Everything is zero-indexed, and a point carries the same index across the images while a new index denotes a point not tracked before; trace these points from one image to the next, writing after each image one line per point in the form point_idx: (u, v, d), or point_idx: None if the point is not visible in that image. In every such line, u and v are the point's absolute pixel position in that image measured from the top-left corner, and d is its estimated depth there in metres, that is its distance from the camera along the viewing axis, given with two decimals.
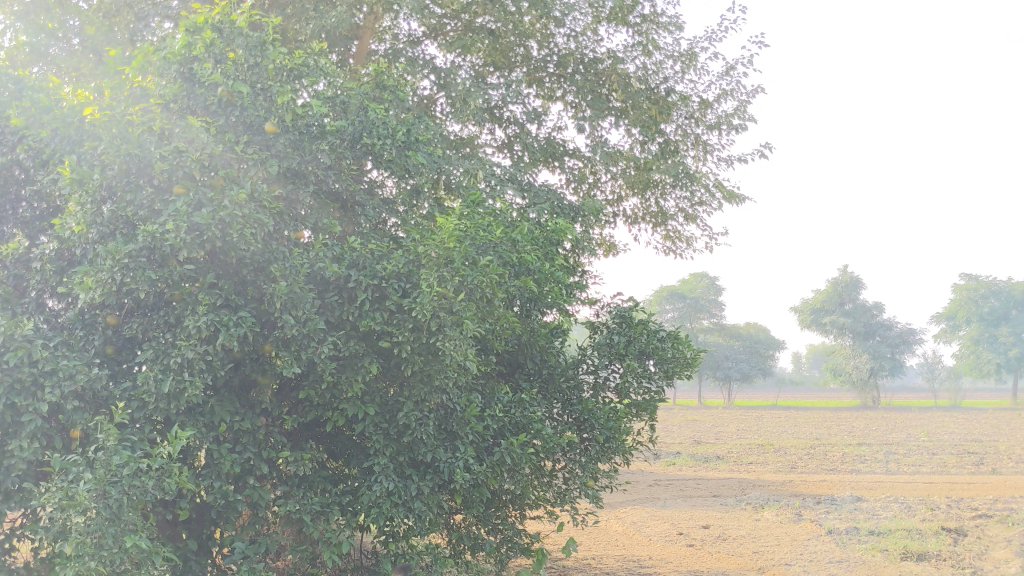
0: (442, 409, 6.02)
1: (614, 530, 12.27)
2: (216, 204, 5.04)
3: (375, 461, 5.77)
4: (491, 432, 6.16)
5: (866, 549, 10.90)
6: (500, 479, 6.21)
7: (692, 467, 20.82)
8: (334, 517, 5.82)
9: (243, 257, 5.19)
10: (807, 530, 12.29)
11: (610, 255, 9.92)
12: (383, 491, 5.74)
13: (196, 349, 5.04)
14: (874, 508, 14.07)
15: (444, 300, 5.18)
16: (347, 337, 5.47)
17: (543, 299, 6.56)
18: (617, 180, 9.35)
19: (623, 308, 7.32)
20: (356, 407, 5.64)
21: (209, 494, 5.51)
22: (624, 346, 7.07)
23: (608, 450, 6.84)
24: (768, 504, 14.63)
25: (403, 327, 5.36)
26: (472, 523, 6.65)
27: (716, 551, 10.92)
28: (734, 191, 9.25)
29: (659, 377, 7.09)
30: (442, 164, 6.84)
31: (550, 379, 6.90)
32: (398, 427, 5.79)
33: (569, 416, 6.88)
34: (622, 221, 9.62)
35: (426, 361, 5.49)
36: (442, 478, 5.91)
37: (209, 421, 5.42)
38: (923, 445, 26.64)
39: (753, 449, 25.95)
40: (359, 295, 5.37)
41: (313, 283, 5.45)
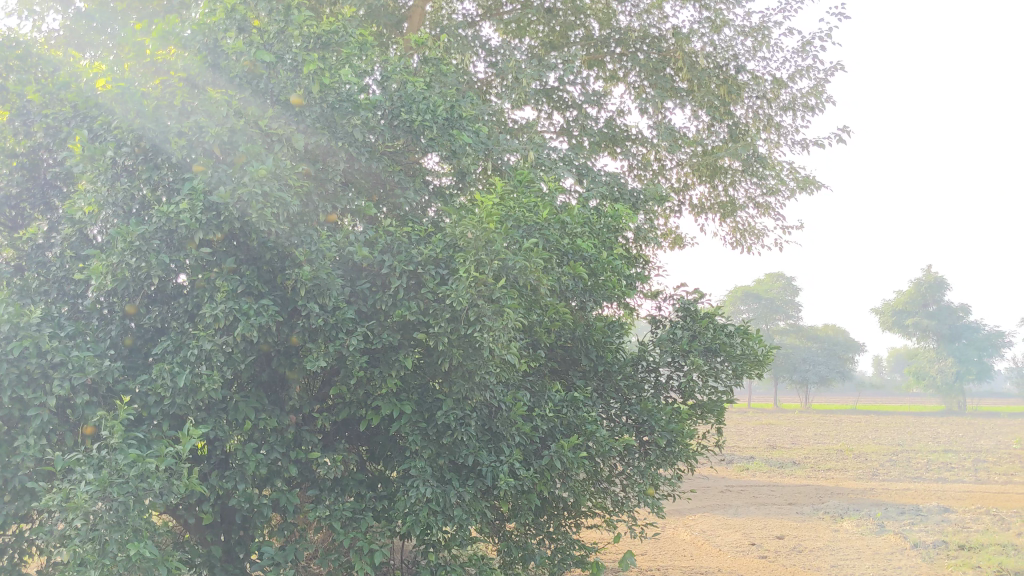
0: (486, 408, 5.52)
1: (681, 539, 11.68)
2: (236, 181, 4.66)
3: (411, 464, 5.29)
4: (540, 434, 5.66)
5: (956, 565, 10.06)
6: (550, 485, 5.69)
7: (766, 473, 19.99)
8: (368, 524, 5.38)
9: (267, 241, 4.80)
10: (890, 544, 11.46)
11: (676, 248, 9.33)
12: (420, 498, 5.26)
13: (214, 340, 4.69)
14: (963, 520, 13.14)
15: (483, 287, 4.68)
16: (380, 328, 5.02)
17: (598, 290, 5.99)
18: (683, 166, 8.73)
19: (686, 300, 6.71)
20: (391, 405, 5.18)
21: (234, 497, 5.15)
22: (688, 342, 6.46)
23: (670, 455, 6.27)
24: (848, 514, 13.79)
25: (439, 316, 4.88)
26: (522, 532, 6.12)
27: (790, 564, 10.22)
28: (810, 177, 8.52)
29: (727, 376, 6.48)
30: (490, 145, 6.38)
31: (607, 377, 6.32)
32: (436, 427, 5.31)
33: (627, 417, 6.30)
34: (688, 210, 8.99)
35: (465, 355, 5.00)
36: (485, 484, 5.41)
37: (233, 418, 5.06)
38: (1014, 454, 25.17)
39: (831, 455, 24.91)
40: (393, 282, 4.91)
41: (343, 269, 5.02)
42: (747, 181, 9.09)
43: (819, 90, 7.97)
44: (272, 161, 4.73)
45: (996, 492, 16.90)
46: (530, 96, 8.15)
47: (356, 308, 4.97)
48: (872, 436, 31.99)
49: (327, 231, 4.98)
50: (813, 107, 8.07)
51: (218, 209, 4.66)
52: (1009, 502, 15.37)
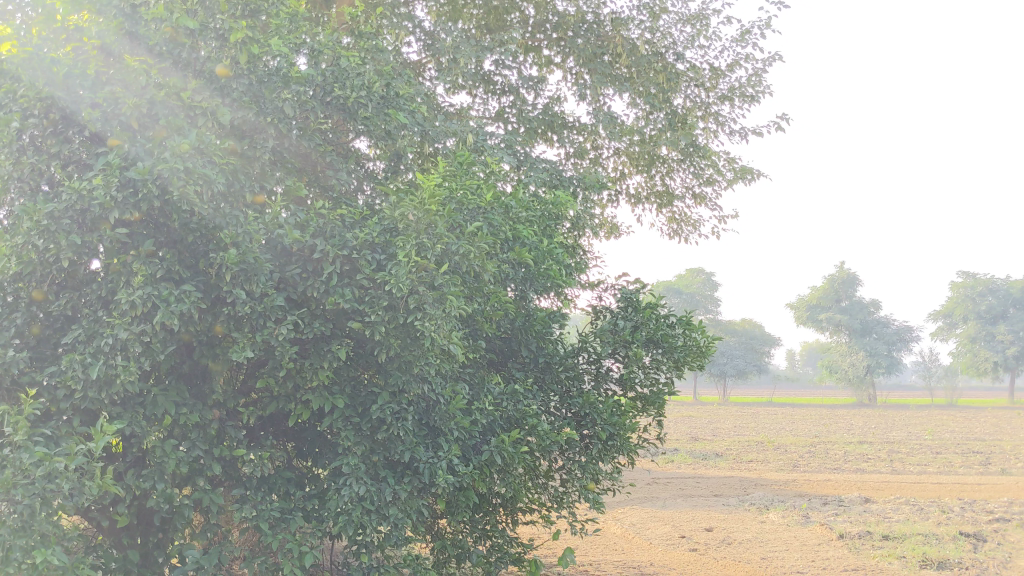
0: (424, 401, 5.27)
1: (612, 533, 11.57)
2: (155, 157, 4.33)
3: (345, 462, 5.01)
4: (479, 428, 5.41)
5: (882, 555, 10.17)
6: (489, 481, 5.46)
7: (690, 465, 20.10)
8: (296, 525, 5.08)
9: (189, 222, 4.46)
10: (816, 534, 11.56)
11: (611, 238, 9.20)
12: (353, 496, 4.99)
13: (130, 329, 4.34)
14: (885, 510, 13.37)
15: (424, 274, 4.43)
16: (311, 317, 4.72)
17: (539, 279, 5.79)
18: (620, 154, 8.57)
19: (627, 290, 6.54)
20: (322, 398, 4.89)
21: (151, 498, 4.79)
22: (630, 333, 6.28)
23: (611, 449, 6.06)
24: (773, 505, 13.91)
25: (376, 304, 4.61)
26: (458, 530, 5.90)
27: (721, 557, 10.20)
28: (746, 168, 8.44)
29: (668, 367, 6.31)
30: (426, 126, 6.10)
31: (547, 370, 6.12)
32: (371, 422, 5.04)
33: (568, 410, 6.10)
34: (625, 200, 8.85)
35: (403, 345, 4.74)
36: (422, 482, 5.16)
37: (151, 413, 4.70)
38: (925, 445, 25.90)
39: (752, 447, 25.27)
40: (326, 267, 4.62)
41: (273, 253, 4.70)
42: (683, 171, 8.99)
43: (758, 79, 7.89)
44: (194, 135, 4.41)
45: (912, 482, 17.31)
46: (466, 79, 7.88)
47: (286, 295, 4.67)
48: (789, 428, 32.63)
49: (256, 212, 4.66)
50: (752, 96, 7.99)
51: (135, 185, 4.32)
52: (925, 492, 15.73)
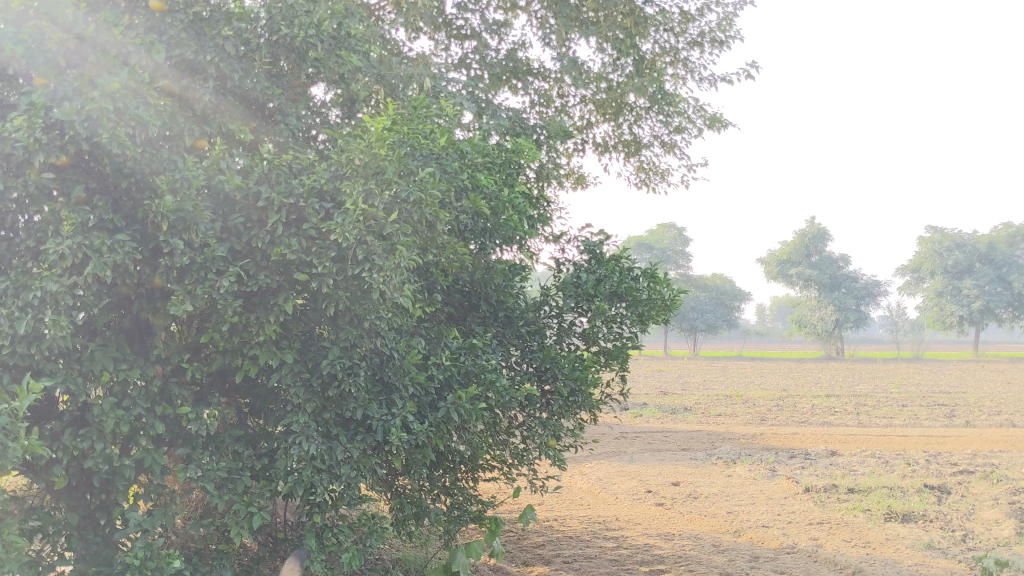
0: (377, 356, 5.07)
1: (578, 488, 11.50)
2: (84, 96, 4.05)
3: (294, 419, 4.80)
4: (435, 384, 5.22)
5: (847, 508, 10.16)
6: (446, 438, 5.29)
7: (659, 419, 20.11)
8: (245, 485, 4.89)
9: (123, 167, 4.19)
10: (783, 488, 11.54)
11: (577, 189, 8.97)
12: (304, 455, 4.80)
13: (60, 281, 4.08)
14: (851, 463, 13.40)
15: (373, 223, 4.20)
16: (256, 269, 4.48)
17: (498, 231, 5.62)
18: (587, 101, 8.31)
19: (591, 241, 6.34)
20: (270, 354, 4.67)
21: (89, 459, 4.57)
22: (594, 286, 6.09)
23: (573, 405, 5.90)
24: (740, 459, 13.91)
25: (323, 255, 4.37)
26: (416, 488, 5.74)
27: (687, 511, 10.15)
28: (716, 116, 8.22)
29: (632, 321, 6.13)
30: (382, 70, 5.81)
31: (508, 324, 5.92)
32: (321, 378, 4.83)
33: (529, 365, 5.92)
34: (591, 150, 8.61)
35: (354, 299, 4.52)
36: (376, 440, 4.97)
37: (88, 370, 4.47)
38: (891, 398, 26.13)
39: (721, 401, 25.38)
40: (271, 216, 4.37)
41: (216, 201, 4.44)
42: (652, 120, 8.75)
43: (728, 23, 7.63)
44: (126, 74, 4.12)
45: (877, 435, 17.41)
46: (426, 23, 7.56)
47: (229, 245, 4.42)
48: (758, 382, 32.82)
49: (195, 157, 4.40)
50: (722, 41, 7.74)
51: (62, 127, 4.03)
52: (890, 445, 15.82)
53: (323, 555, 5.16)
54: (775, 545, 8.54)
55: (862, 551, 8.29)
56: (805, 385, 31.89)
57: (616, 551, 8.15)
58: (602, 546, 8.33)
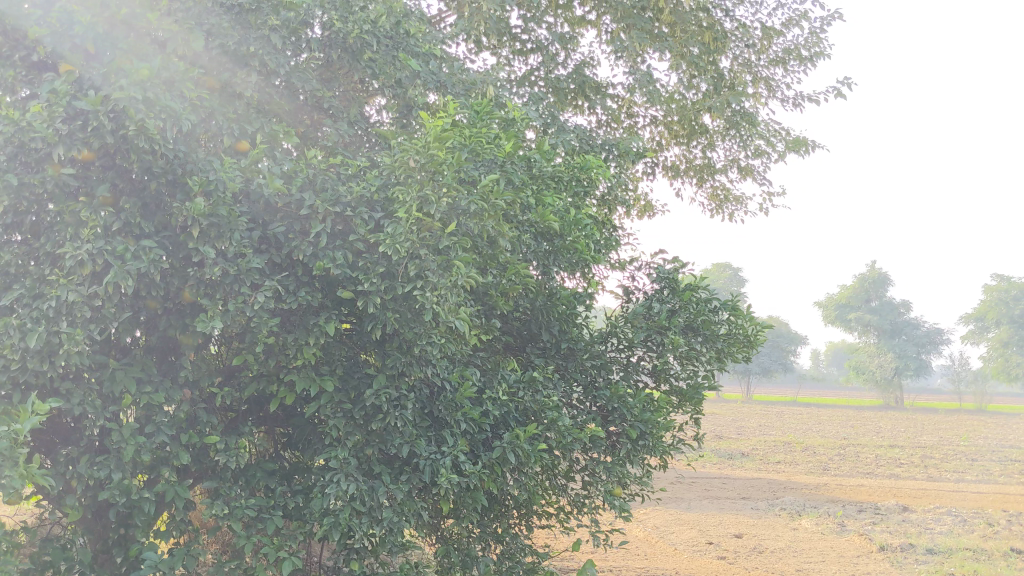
0: (427, 388, 4.55)
1: (633, 536, 10.83)
2: (112, 86, 3.63)
3: (332, 455, 4.28)
4: (490, 421, 4.68)
5: (929, 572, 9.34)
6: (501, 481, 4.73)
7: (716, 465, 19.32)
8: (276, 525, 4.36)
9: (153, 166, 3.75)
10: (855, 546, 10.73)
11: (644, 217, 8.45)
12: (342, 496, 4.26)
13: (78, 290, 3.63)
14: (926, 521, 12.51)
15: (428, 235, 3.68)
16: (295, 284, 4.00)
17: (563, 254, 5.17)
18: (658, 123, 7.92)
19: (663, 269, 5.75)
20: (308, 380, 4.18)
21: (104, 491, 4.09)
22: (666, 318, 5.52)
23: (640, 450, 5.30)
24: (806, 511, 13.08)
25: (371, 270, 3.87)
26: (465, 535, 5.17)
27: (753, 567, 9.40)
28: (800, 139, 7.63)
29: (708, 358, 5.54)
30: (443, 75, 5.36)
31: (570, 357, 5.37)
32: (364, 409, 4.31)
33: (593, 403, 5.34)
34: (661, 174, 8.08)
35: (403, 321, 4.01)
36: (422, 481, 4.43)
37: (107, 391, 4.01)
38: (962, 451, 24.88)
39: (780, 447, 24.44)
40: (314, 225, 3.89)
41: (256, 208, 3.97)
42: (727, 144, 8.21)
43: (817, 40, 7.07)
44: (158, 62, 3.75)
45: (950, 490, 16.40)
46: (490, 35, 7.13)
47: (267, 257, 3.95)
48: (817, 429, 31.71)
49: (232, 159, 3.95)
50: (809, 57, 7.17)
51: (85, 118, 3.62)
52: (967, 502, 14.83)
53: None
54: None
55: None
56: (867, 433, 30.75)
57: None
58: None
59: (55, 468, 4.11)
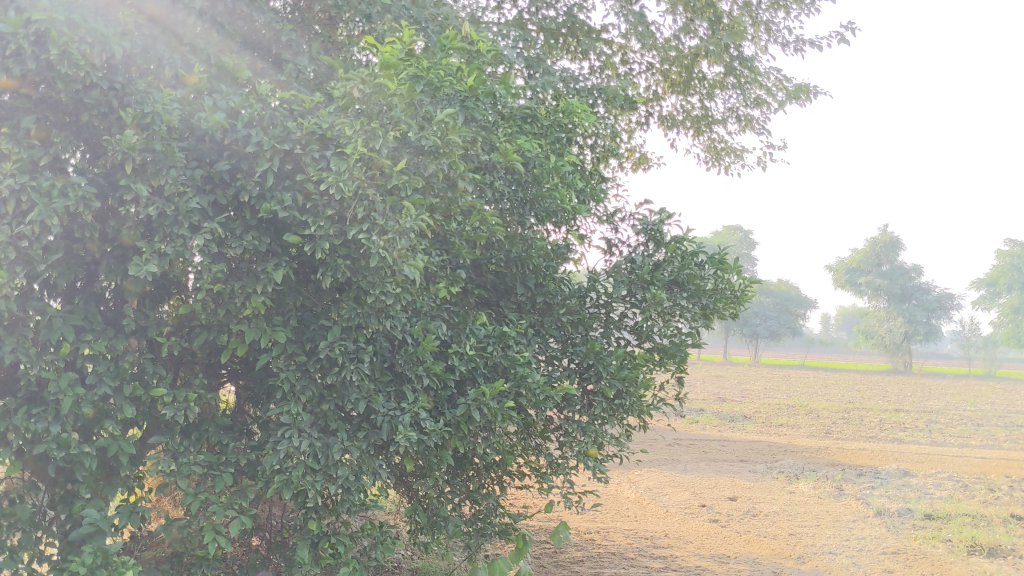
0: (389, 341, 4.30)
1: (625, 497, 10.66)
2: (36, 7, 3.36)
3: (285, 411, 4.04)
4: (456, 376, 4.43)
5: (925, 538, 9.14)
6: (467, 440, 4.49)
7: (717, 426, 19.15)
8: (227, 483, 4.14)
9: (85, 95, 3.50)
10: (851, 510, 10.53)
11: (638, 170, 8.16)
12: (294, 453, 4.03)
13: (2, 229, 3.39)
14: (926, 485, 12.30)
15: (377, 174, 3.41)
16: (241, 228, 3.74)
17: (540, 202, 4.90)
18: (654, 70, 7.59)
19: (649, 220, 5.44)
20: (258, 330, 3.93)
21: (41, 443, 3.88)
22: (650, 272, 5.23)
23: (618, 409, 5.05)
24: (804, 474, 12.89)
25: (319, 213, 3.60)
26: (433, 495, 4.95)
27: (744, 531, 9.20)
28: (800, 88, 7.30)
29: (693, 314, 5.26)
30: (417, 10, 5.05)
31: (547, 312, 5.11)
32: (319, 362, 4.06)
33: (570, 360, 5.08)
34: (656, 124, 7.77)
35: (356, 269, 3.75)
36: (381, 439, 4.19)
37: (43, 338, 3.78)
38: (967, 416, 24.64)
39: (783, 410, 24.25)
40: (259, 163, 3.62)
41: (201, 145, 3.71)
42: (726, 94, 7.88)
43: None
44: None
45: (952, 455, 16.16)
46: None
47: (210, 197, 3.68)
48: (822, 392, 31.51)
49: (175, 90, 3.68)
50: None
51: (6, 42, 3.38)
52: (969, 467, 14.61)
53: (318, 569, 4.40)
54: None
55: None
56: (872, 397, 30.54)
57: (663, 574, 7.39)
58: (648, 567, 7.57)
59: None
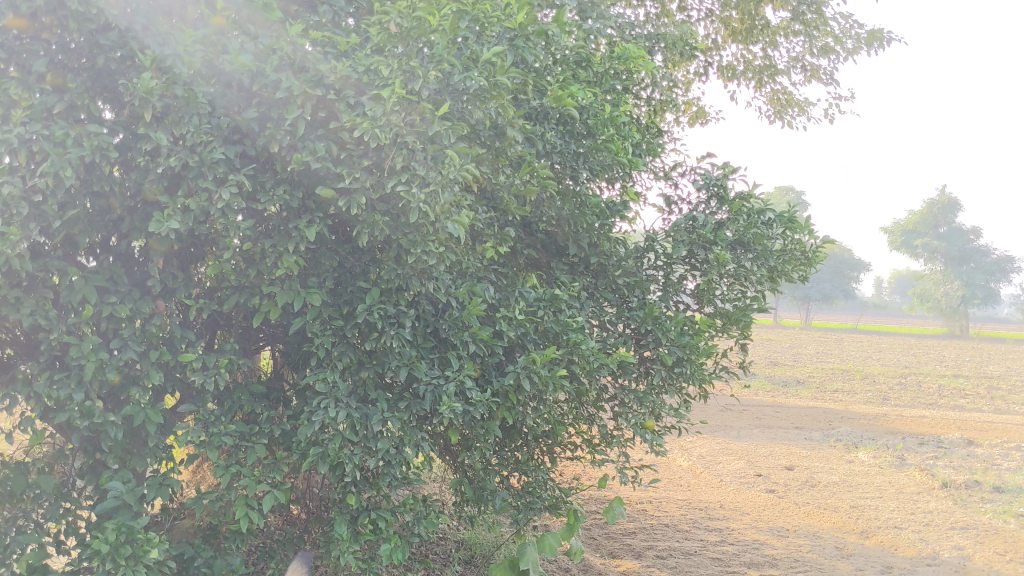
0: (432, 305, 3.99)
1: (678, 466, 10.34)
2: None
3: (321, 379, 3.76)
4: (503, 343, 4.12)
5: (995, 512, 8.68)
6: (516, 411, 4.19)
7: (769, 392, 18.70)
8: (260, 454, 3.89)
9: (101, 36, 3.22)
10: (915, 481, 10.09)
11: (695, 124, 7.73)
12: (330, 424, 3.76)
13: (13, 182, 3.13)
14: (992, 456, 11.78)
15: (417, 119, 3.09)
16: (271, 182, 3.44)
17: (594, 155, 4.55)
18: (714, 16, 7.13)
19: (711, 175, 5.00)
20: (292, 293, 3.65)
21: (65, 411, 3.66)
22: (713, 231, 4.83)
23: (678, 378, 4.71)
24: (863, 442, 12.44)
25: (355, 164, 3.30)
26: (480, 467, 4.67)
27: (803, 502, 8.84)
28: (873, 33, 6.79)
29: (759, 276, 4.87)
30: None
31: (601, 274, 4.77)
32: (357, 327, 3.77)
33: (625, 326, 4.73)
34: (715, 74, 7.32)
35: (395, 225, 3.44)
36: (423, 409, 3.90)
37: (65, 300, 3.54)
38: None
39: (838, 375, 23.65)
40: (290, 110, 3.31)
41: (228, 91, 3.40)
42: (791, 41, 7.39)
43: None
44: None
45: (1018, 423, 15.55)
46: None
47: (238, 148, 3.39)
48: (877, 357, 30.78)
49: (199, 30, 3.37)
50: None
51: None
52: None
53: (357, 545, 4.15)
54: (913, 554, 7.19)
55: (1020, 569, 6.89)
56: (929, 362, 29.73)
57: (719, 548, 7.06)
58: (703, 540, 7.25)
59: (13, 385, 3.68)
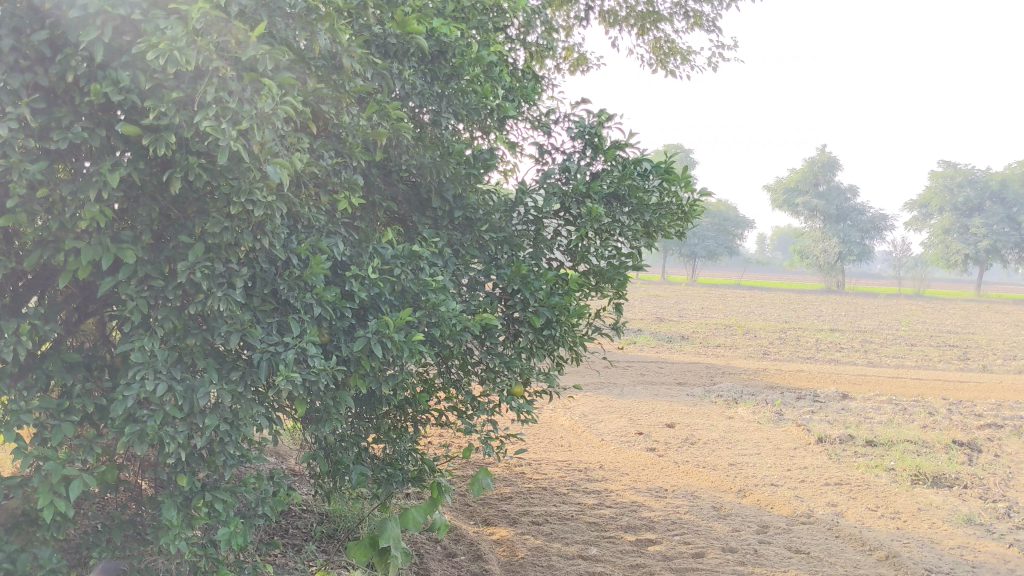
0: (270, 263, 3.54)
1: (560, 425, 10.16)
2: None
3: (136, 347, 3.28)
4: (352, 306, 3.70)
5: (868, 466, 8.77)
6: (367, 380, 3.79)
7: (654, 348, 18.79)
8: (70, 433, 3.39)
9: None
10: (792, 437, 10.16)
11: (576, 71, 7.39)
12: (150, 398, 3.29)
13: None
14: (865, 410, 12.01)
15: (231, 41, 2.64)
16: (68, 119, 2.92)
17: (460, 98, 4.15)
18: None
19: (585, 123, 4.65)
20: (99, 249, 3.13)
21: None
22: (587, 183, 4.51)
23: (547, 342, 4.39)
24: (744, 398, 12.53)
25: (164, 97, 2.81)
26: (332, 440, 4.27)
27: (683, 461, 8.75)
28: None
29: (634, 232, 4.58)
30: None
31: (468, 229, 4.38)
32: (179, 288, 3.30)
33: (493, 285, 4.36)
34: (597, 20, 6.97)
35: (216, 170, 2.98)
36: (259, 380, 3.47)
37: None
38: (901, 336, 24.68)
39: (721, 330, 24.02)
40: (84, 31, 2.78)
41: (14, 9, 2.86)
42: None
43: None
44: None
45: (889, 376, 15.99)
46: None
47: (24, 76, 2.85)
48: (759, 312, 31.47)
49: None
50: None
51: None
52: (906, 390, 14.39)
53: (190, 531, 3.71)
54: (789, 512, 7.14)
55: (892, 525, 6.90)
56: (807, 317, 30.57)
57: (597, 512, 6.85)
58: (581, 503, 7.05)
59: None
